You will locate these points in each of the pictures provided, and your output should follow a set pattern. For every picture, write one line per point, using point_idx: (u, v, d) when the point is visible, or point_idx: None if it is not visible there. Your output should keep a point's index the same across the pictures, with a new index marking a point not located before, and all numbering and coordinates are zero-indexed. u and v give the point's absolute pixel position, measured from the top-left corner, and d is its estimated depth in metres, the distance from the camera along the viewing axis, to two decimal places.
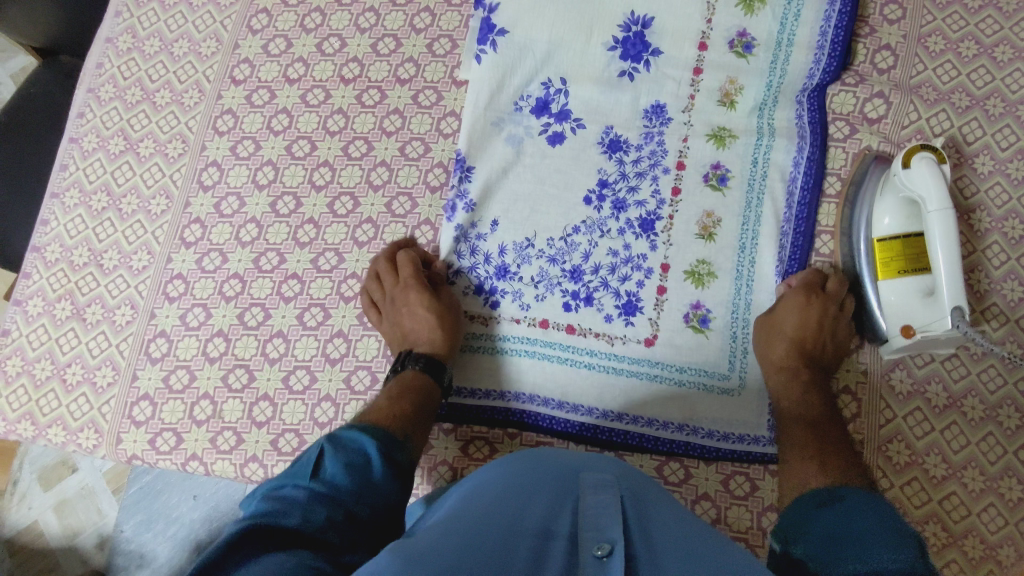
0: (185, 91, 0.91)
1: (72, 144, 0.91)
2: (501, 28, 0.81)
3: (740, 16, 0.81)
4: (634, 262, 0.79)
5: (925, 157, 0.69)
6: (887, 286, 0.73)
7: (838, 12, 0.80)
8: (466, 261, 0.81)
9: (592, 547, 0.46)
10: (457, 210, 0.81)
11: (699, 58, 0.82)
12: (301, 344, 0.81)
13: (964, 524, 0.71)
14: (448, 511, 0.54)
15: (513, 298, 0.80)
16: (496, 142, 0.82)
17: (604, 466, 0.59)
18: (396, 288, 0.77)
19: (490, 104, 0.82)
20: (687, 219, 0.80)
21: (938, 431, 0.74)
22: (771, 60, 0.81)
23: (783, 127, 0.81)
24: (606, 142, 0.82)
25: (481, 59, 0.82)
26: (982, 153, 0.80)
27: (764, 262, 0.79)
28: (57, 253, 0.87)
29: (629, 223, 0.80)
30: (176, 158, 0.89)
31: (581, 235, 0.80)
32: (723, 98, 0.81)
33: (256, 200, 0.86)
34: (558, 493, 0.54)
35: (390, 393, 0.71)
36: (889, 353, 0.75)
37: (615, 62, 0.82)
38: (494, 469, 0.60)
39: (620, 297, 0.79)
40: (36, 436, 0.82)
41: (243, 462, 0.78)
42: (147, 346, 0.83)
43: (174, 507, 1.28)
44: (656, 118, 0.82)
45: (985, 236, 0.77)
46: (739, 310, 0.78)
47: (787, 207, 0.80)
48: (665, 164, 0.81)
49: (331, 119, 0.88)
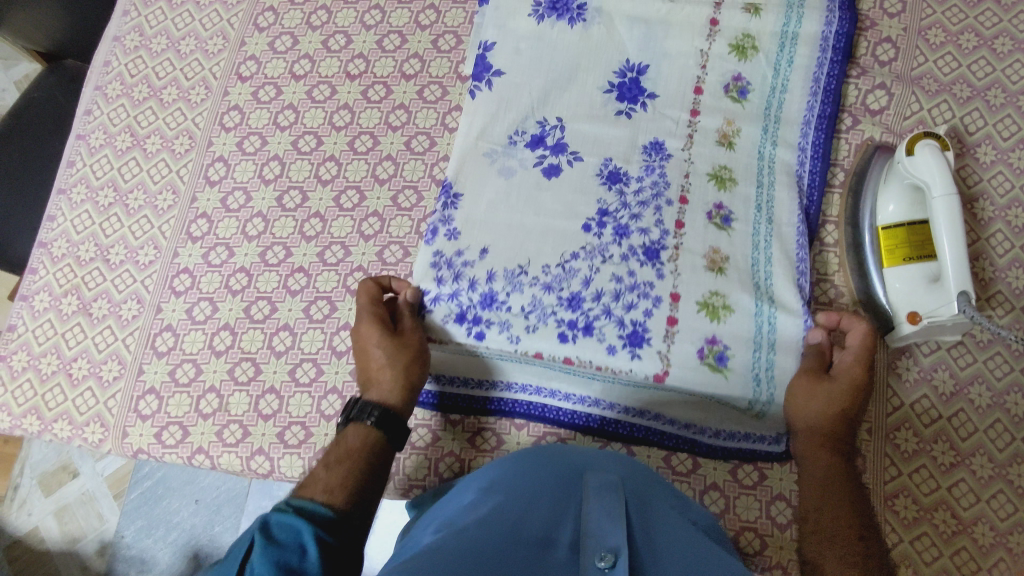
0: (192, 88, 0.92)
1: (79, 141, 0.92)
2: (497, 69, 0.80)
3: (734, 62, 0.80)
4: (640, 289, 0.70)
5: (929, 144, 0.70)
6: (892, 273, 0.73)
7: (830, 60, 0.82)
8: (448, 288, 0.71)
9: (595, 556, 0.44)
10: (439, 235, 0.73)
11: (696, 101, 0.79)
12: (308, 337, 0.81)
13: (974, 511, 0.71)
14: (453, 517, 0.54)
15: (500, 330, 0.70)
16: (486, 172, 0.76)
17: (609, 467, 0.58)
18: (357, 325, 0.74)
19: (483, 133, 0.78)
20: (694, 252, 0.72)
21: (945, 419, 0.74)
22: (766, 104, 0.79)
23: (784, 169, 0.78)
24: (606, 173, 0.76)
25: (475, 94, 0.80)
26: (984, 143, 0.81)
27: (785, 297, 0.72)
28: (63, 249, 0.87)
29: (632, 249, 0.72)
30: (182, 154, 0.89)
31: (580, 260, 0.72)
32: (722, 138, 0.78)
33: (263, 194, 0.87)
34: (560, 497, 0.52)
35: (327, 461, 0.65)
36: (896, 341, 0.74)
37: (612, 103, 0.79)
38: (504, 466, 0.59)
39: (624, 326, 0.69)
40: (41, 431, 0.81)
41: (249, 455, 0.77)
42: (153, 340, 0.83)
43: (175, 512, 1.27)
44: (655, 153, 0.77)
45: (989, 225, 0.78)
46: (761, 351, 0.70)
47: (798, 248, 0.75)
48: (668, 196, 0.75)
49: (337, 115, 0.89)
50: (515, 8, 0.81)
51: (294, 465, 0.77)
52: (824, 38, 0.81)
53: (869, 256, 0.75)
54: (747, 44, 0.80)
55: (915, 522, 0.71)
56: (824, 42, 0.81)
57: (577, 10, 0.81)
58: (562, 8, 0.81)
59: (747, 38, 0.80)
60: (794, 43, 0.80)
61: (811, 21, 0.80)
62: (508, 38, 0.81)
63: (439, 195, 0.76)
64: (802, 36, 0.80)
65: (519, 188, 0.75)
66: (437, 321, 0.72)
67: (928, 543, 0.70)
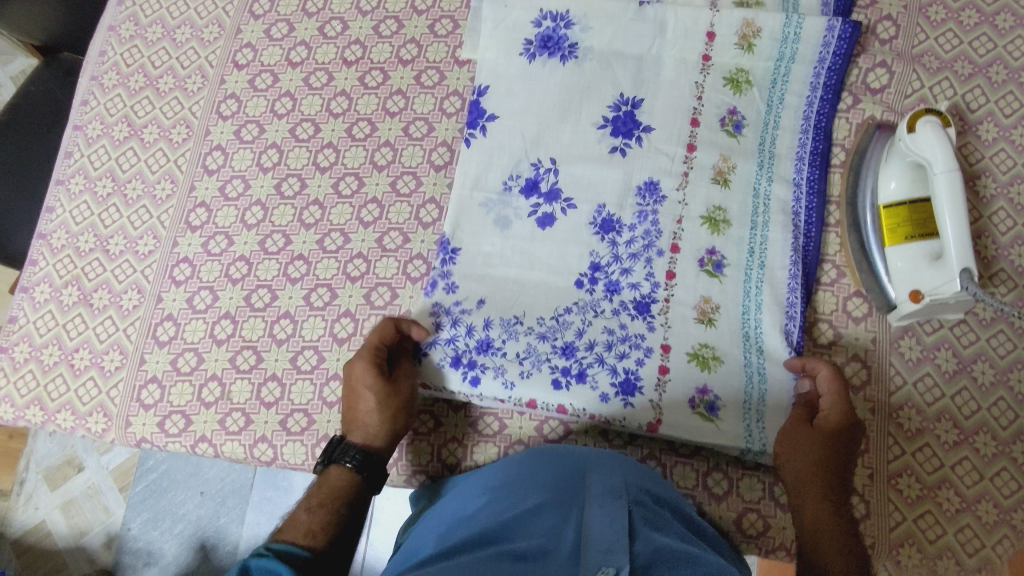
0: (188, 77, 0.91)
1: (76, 131, 0.92)
2: (491, 113, 0.82)
3: (730, 95, 0.81)
4: (632, 340, 0.73)
5: (930, 121, 0.70)
6: (894, 252, 0.72)
7: (819, 97, 0.80)
8: (445, 333, 0.75)
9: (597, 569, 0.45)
10: (437, 288, 0.77)
11: (692, 136, 0.79)
12: (309, 325, 0.81)
13: (977, 489, 0.71)
14: (462, 525, 0.55)
15: (495, 376, 0.73)
16: (483, 224, 0.79)
17: (611, 467, 0.59)
18: (364, 368, 0.70)
19: (478, 183, 0.80)
20: (684, 304, 0.74)
21: (948, 397, 0.73)
22: (760, 140, 0.80)
23: (779, 208, 0.77)
24: (599, 221, 0.78)
25: (469, 142, 0.81)
26: (985, 120, 0.80)
27: (774, 345, 0.72)
28: (63, 240, 0.87)
29: (623, 304, 0.75)
30: (180, 143, 0.89)
31: (573, 314, 0.75)
32: (717, 176, 0.78)
33: (261, 182, 0.86)
34: (562, 505, 0.53)
35: (310, 504, 0.64)
36: (899, 318, 0.74)
37: (606, 138, 0.80)
38: (512, 465, 0.61)
39: (617, 374, 0.72)
40: (44, 422, 0.81)
41: (252, 443, 0.78)
42: (155, 330, 0.83)
43: (181, 504, 1.28)
44: (649, 195, 0.78)
45: (991, 202, 0.77)
46: (750, 405, 0.71)
47: (790, 293, 0.74)
48: (659, 246, 0.76)
49: (334, 101, 0.88)
50: (509, 46, 0.83)
51: (297, 452, 0.77)
52: (814, 77, 0.80)
53: (871, 235, 0.75)
54: (741, 78, 0.81)
55: (918, 501, 0.71)
56: (816, 80, 0.80)
57: (569, 48, 0.83)
58: (553, 46, 0.83)
59: (741, 73, 0.81)
60: (786, 80, 0.81)
61: (802, 64, 0.80)
62: (501, 79, 0.83)
63: (438, 251, 0.79)
64: (793, 77, 0.81)
65: (513, 240, 0.78)
66: (434, 364, 0.74)
67: (931, 521, 0.70)
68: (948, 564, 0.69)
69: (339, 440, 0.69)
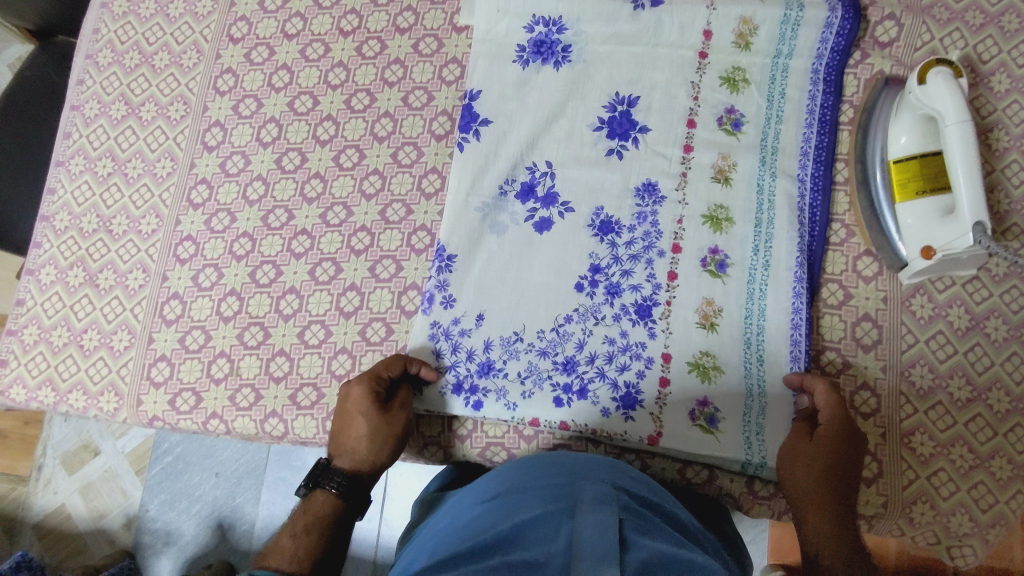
0: (184, 53, 0.90)
1: (73, 112, 0.91)
2: (484, 117, 0.81)
3: (726, 95, 0.79)
4: (633, 350, 0.73)
5: (941, 71, 0.69)
6: (904, 208, 0.71)
7: (823, 92, 0.78)
8: (446, 359, 0.75)
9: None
10: (435, 302, 0.76)
11: (689, 136, 0.78)
12: (315, 299, 0.81)
13: (991, 445, 0.70)
14: (445, 541, 0.51)
15: (497, 400, 0.73)
16: (479, 230, 0.78)
17: (605, 479, 0.54)
18: (366, 407, 0.70)
19: (473, 189, 0.79)
20: (686, 307, 0.74)
21: (961, 354, 0.72)
22: (761, 136, 0.78)
23: (785, 203, 0.75)
24: (598, 224, 0.77)
25: (463, 147, 0.80)
26: (998, 71, 0.78)
27: (775, 353, 0.72)
28: (66, 222, 0.87)
29: (624, 308, 0.74)
30: (178, 120, 0.88)
31: (573, 323, 0.74)
32: (716, 175, 0.77)
33: (262, 157, 0.86)
34: (552, 508, 0.49)
35: (295, 529, 0.67)
36: (910, 276, 0.73)
37: (603, 141, 0.79)
38: (502, 478, 0.58)
39: (618, 388, 0.73)
40: (57, 402, 0.82)
41: (263, 418, 0.78)
42: (162, 309, 0.83)
43: (196, 485, 1.29)
44: (648, 196, 0.77)
45: (1004, 155, 0.76)
46: (752, 412, 0.71)
47: (794, 296, 0.72)
48: (660, 247, 0.76)
49: (332, 73, 0.87)
50: (501, 56, 0.82)
51: (308, 426, 0.77)
52: (814, 72, 0.79)
53: (880, 193, 0.74)
54: (738, 77, 0.79)
55: (931, 458, 0.70)
56: (815, 75, 0.79)
57: (562, 52, 0.82)
58: (546, 51, 0.82)
59: (738, 71, 0.80)
60: (785, 76, 0.79)
61: (801, 57, 0.79)
62: (494, 85, 0.82)
63: (434, 259, 0.78)
64: (792, 70, 0.79)
65: (510, 245, 0.77)
66: (436, 392, 0.74)
67: (944, 478, 0.70)
68: (962, 520, 0.69)
69: (326, 464, 0.71)
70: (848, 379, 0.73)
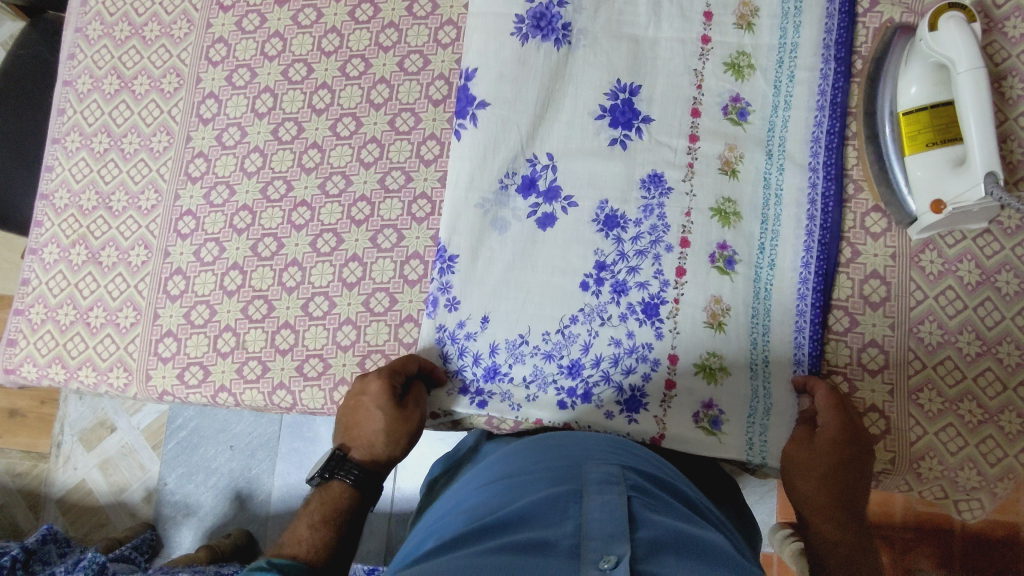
0: (174, 23, 0.88)
1: (66, 87, 0.90)
2: (480, 100, 0.78)
3: (731, 82, 0.77)
4: (639, 352, 0.74)
5: (953, 16, 0.66)
6: (914, 161, 0.69)
7: (834, 71, 0.76)
8: (454, 363, 0.76)
9: (597, 559, 0.40)
10: (439, 305, 0.76)
11: (693, 126, 0.77)
12: (317, 271, 0.80)
13: (1001, 399, 0.70)
14: (450, 522, 0.51)
15: (502, 400, 0.75)
16: (480, 228, 0.77)
17: (608, 460, 0.54)
18: (381, 399, 0.69)
19: (472, 183, 0.77)
20: (694, 305, 0.74)
21: (971, 309, 0.71)
22: (769, 126, 0.77)
23: (792, 197, 0.75)
24: (602, 218, 0.76)
25: (460, 134, 0.78)
26: (1013, 16, 0.75)
27: (780, 353, 0.73)
28: (66, 199, 0.87)
29: (631, 307, 0.74)
30: (172, 93, 0.87)
31: (579, 324, 0.75)
32: (724, 166, 0.76)
33: (258, 128, 0.84)
34: (560, 488, 0.49)
35: (312, 520, 0.67)
36: (920, 231, 0.72)
37: (605, 131, 0.78)
38: (507, 463, 0.58)
39: (623, 392, 0.74)
40: (67, 379, 0.83)
41: (271, 390, 0.78)
42: (165, 285, 0.83)
43: (211, 458, 1.31)
44: (654, 187, 0.76)
45: (1018, 103, 0.73)
46: (756, 413, 0.72)
47: (800, 297, 0.73)
48: (668, 241, 0.75)
49: (326, 39, 0.85)
50: (499, 30, 0.78)
51: (316, 397, 0.78)
52: (825, 47, 0.77)
53: (889, 146, 0.72)
54: (743, 62, 0.78)
55: (940, 414, 0.70)
56: (826, 51, 0.77)
57: (562, 30, 0.79)
58: (546, 26, 0.79)
59: (743, 56, 0.78)
60: (793, 57, 0.77)
61: (810, 29, 0.77)
62: (492, 68, 0.79)
63: (435, 259, 0.77)
64: (801, 47, 0.77)
65: (513, 243, 0.77)
66: (442, 394, 0.76)
67: (953, 434, 0.70)
68: (970, 474, 0.69)
69: (342, 455, 0.71)
70: (856, 337, 0.73)
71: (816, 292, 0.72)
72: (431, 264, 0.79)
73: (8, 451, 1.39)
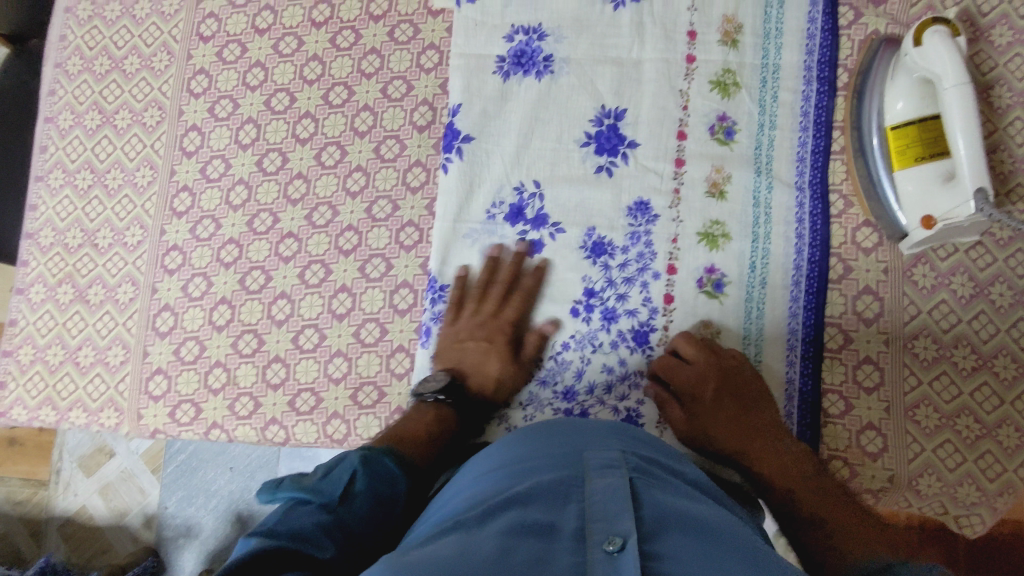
0: (154, 55, 0.88)
1: (48, 124, 0.89)
2: (465, 134, 0.79)
3: (717, 101, 0.77)
4: (631, 378, 0.74)
5: (939, 30, 0.66)
6: (902, 176, 0.69)
7: (817, 91, 0.76)
8: None
9: (603, 541, 0.40)
10: (432, 335, 0.77)
11: (679, 149, 0.76)
12: (306, 303, 0.80)
13: (998, 414, 0.69)
14: (451, 509, 0.50)
15: (499, 422, 0.75)
16: (468, 257, 0.77)
17: (610, 442, 0.54)
18: (494, 347, 0.73)
19: (460, 215, 0.78)
20: (685, 330, 0.74)
21: (965, 323, 0.71)
22: (756, 145, 0.76)
23: (781, 216, 0.75)
24: (590, 245, 0.76)
25: (446, 168, 0.78)
26: (999, 24, 0.74)
27: (772, 373, 0.72)
28: (51, 238, 0.86)
29: (621, 334, 0.74)
30: (154, 126, 0.86)
31: (571, 351, 0.75)
32: (711, 188, 0.75)
33: (242, 160, 0.84)
34: (558, 474, 0.48)
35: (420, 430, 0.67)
36: (912, 247, 0.71)
37: (591, 158, 0.77)
38: (508, 446, 0.56)
39: (618, 413, 0.74)
40: (59, 420, 0.82)
41: (264, 425, 0.78)
42: (154, 321, 0.82)
43: (211, 481, 1.30)
44: (641, 215, 0.76)
45: (1006, 113, 0.73)
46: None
47: (791, 317, 0.73)
48: (655, 268, 0.75)
49: (307, 67, 0.84)
50: (480, 68, 0.79)
51: (310, 431, 0.77)
52: (806, 69, 0.76)
53: (878, 160, 0.71)
54: (729, 80, 0.77)
55: (937, 430, 0.69)
56: (808, 73, 0.76)
57: (543, 62, 0.79)
58: (527, 62, 0.79)
59: (728, 74, 0.77)
60: (777, 77, 0.77)
61: (791, 51, 0.77)
62: (476, 100, 0.79)
63: (427, 290, 0.78)
64: (783, 68, 0.77)
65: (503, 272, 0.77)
66: None
67: (951, 450, 0.69)
68: (970, 490, 0.68)
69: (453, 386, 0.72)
70: (851, 354, 0.72)
71: (807, 312, 0.73)
72: (422, 292, 0.79)
73: (7, 479, 1.37)
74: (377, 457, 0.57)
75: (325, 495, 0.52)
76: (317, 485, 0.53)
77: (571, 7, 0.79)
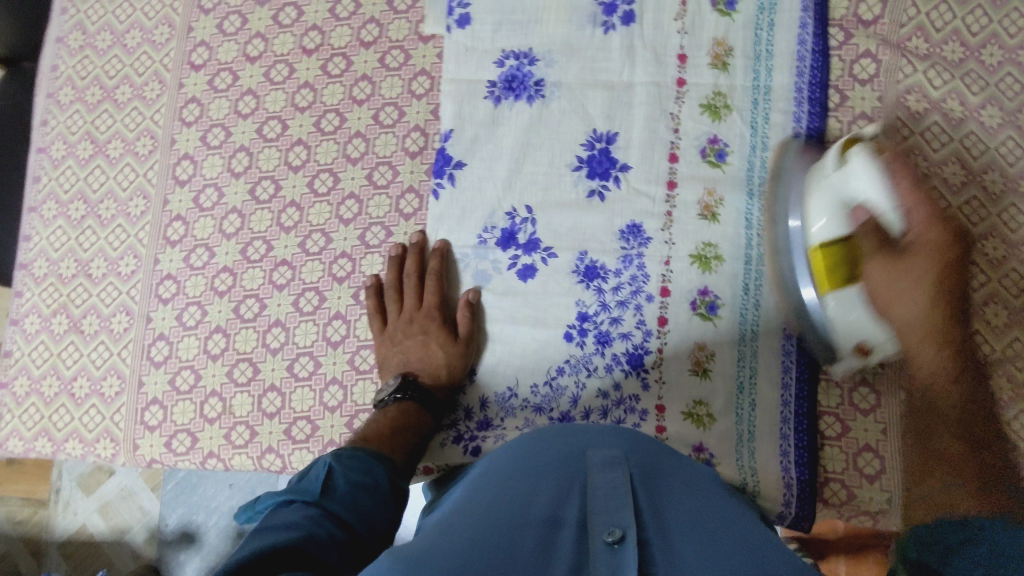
0: (146, 84, 0.88)
1: (40, 154, 0.89)
2: (457, 159, 0.79)
3: (708, 124, 0.77)
4: (627, 403, 0.73)
5: (862, 149, 0.62)
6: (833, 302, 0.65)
7: (809, 112, 0.76)
8: (450, 422, 0.75)
9: (603, 533, 0.41)
10: None
11: (672, 172, 0.76)
12: (301, 331, 0.79)
13: None
14: (456, 501, 0.50)
15: (496, 443, 0.74)
16: (461, 281, 0.78)
17: (613, 436, 0.54)
18: (425, 334, 0.74)
19: (452, 240, 0.78)
20: (680, 353, 0.74)
21: None
22: (747, 167, 0.76)
23: None
24: (583, 269, 0.76)
25: (438, 193, 0.78)
26: (990, 42, 0.75)
27: (767, 395, 0.72)
28: (45, 268, 0.86)
29: (616, 358, 0.74)
30: (146, 156, 0.86)
31: (566, 376, 0.74)
32: (703, 211, 0.76)
33: (235, 188, 0.84)
34: (560, 477, 0.48)
35: (383, 427, 0.67)
36: (840, 370, 0.71)
37: (583, 182, 0.77)
38: (506, 452, 0.55)
39: None
40: (55, 451, 0.82)
41: (260, 454, 0.78)
42: (149, 351, 0.82)
43: (212, 497, 1.29)
44: (633, 238, 0.76)
45: (998, 133, 0.73)
46: (744, 455, 0.71)
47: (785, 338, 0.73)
48: (648, 291, 0.75)
49: (299, 95, 0.84)
50: (470, 94, 0.79)
51: (306, 460, 0.77)
52: (797, 90, 0.76)
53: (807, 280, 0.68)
54: (719, 103, 0.77)
55: None
56: (798, 95, 0.76)
57: (534, 86, 0.79)
58: (518, 86, 0.79)
59: (719, 97, 0.77)
60: (767, 99, 0.77)
61: (781, 73, 0.77)
62: (466, 125, 0.79)
63: None
64: (774, 90, 0.77)
65: (495, 297, 0.77)
66: (446, 445, 0.74)
67: None
68: None
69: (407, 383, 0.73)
70: (846, 376, 0.72)
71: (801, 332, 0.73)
72: None
73: (7, 500, 1.37)
74: (350, 454, 0.59)
75: (307, 493, 0.53)
76: (298, 487, 0.53)
77: (561, 31, 0.80)
